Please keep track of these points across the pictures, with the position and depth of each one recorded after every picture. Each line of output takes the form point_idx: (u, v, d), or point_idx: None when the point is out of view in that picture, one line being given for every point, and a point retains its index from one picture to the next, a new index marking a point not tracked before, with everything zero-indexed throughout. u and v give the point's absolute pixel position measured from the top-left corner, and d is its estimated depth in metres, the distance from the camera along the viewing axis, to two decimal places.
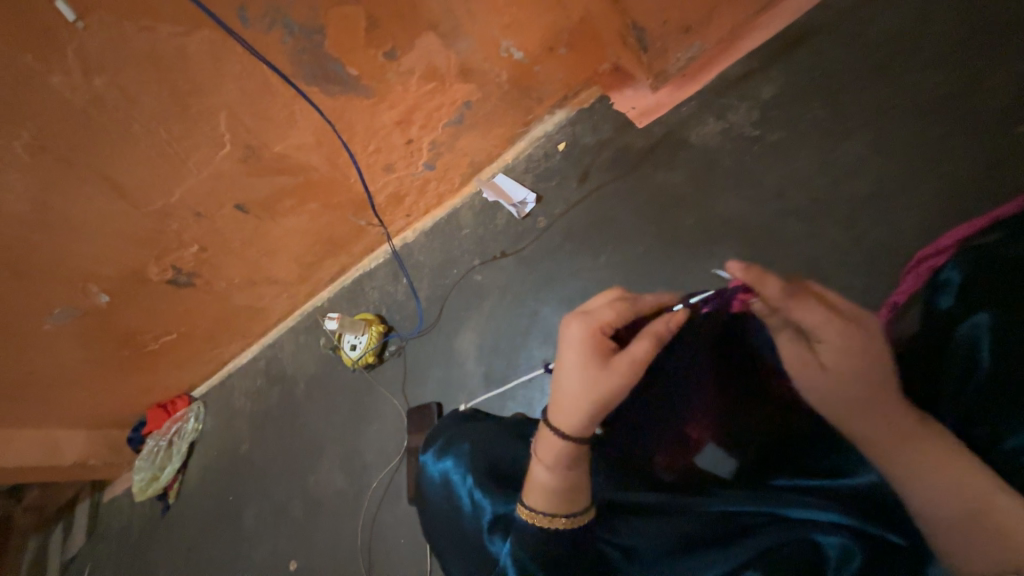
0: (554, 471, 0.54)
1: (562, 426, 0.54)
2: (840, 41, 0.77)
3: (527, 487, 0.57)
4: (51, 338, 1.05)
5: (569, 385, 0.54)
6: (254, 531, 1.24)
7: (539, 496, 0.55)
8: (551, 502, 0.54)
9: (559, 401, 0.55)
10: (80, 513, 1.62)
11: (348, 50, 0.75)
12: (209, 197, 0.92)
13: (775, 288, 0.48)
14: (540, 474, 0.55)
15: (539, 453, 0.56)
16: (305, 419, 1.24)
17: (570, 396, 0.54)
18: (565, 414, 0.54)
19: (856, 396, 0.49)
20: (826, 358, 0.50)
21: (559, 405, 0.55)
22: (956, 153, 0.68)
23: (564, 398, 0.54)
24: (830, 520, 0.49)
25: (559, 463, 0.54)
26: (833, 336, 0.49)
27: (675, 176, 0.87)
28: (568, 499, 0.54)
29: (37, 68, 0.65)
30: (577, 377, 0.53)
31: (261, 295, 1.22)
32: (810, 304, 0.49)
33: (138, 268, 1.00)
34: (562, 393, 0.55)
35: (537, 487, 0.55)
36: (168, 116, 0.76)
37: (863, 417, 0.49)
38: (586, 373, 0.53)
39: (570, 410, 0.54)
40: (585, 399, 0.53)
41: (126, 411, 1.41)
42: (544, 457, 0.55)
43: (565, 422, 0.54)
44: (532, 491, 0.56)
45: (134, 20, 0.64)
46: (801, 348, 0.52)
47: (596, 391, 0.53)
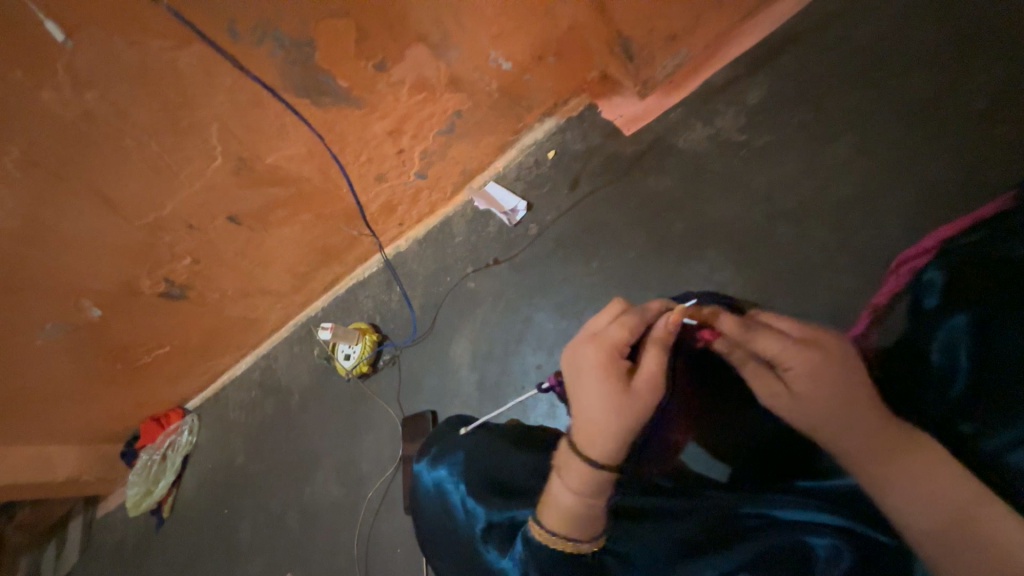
0: (580, 496, 0.52)
1: (590, 452, 0.52)
2: (823, 47, 0.78)
3: (543, 509, 0.55)
4: (43, 353, 1.04)
5: (595, 410, 0.53)
6: (249, 545, 1.23)
7: (559, 519, 0.53)
8: (573, 527, 0.53)
9: (583, 427, 0.53)
10: (72, 530, 1.60)
11: (339, 62, 0.76)
12: (201, 210, 0.92)
13: (728, 325, 0.53)
14: (564, 499, 0.53)
15: (563, 479, 0.54)
16: (300, 430, 1.23)
17: (594, 420, 0.52)
18: (591, 441, 0.52)
19: (821, 414, 0.49)
20: (794, 385, 0.50)
21: (582, 430, 0.53)
22: (936, 155, 0.69)
23: (588, 423, 0.53)
24: (821, 521, 0.50)
25: (585, 489, 0.52)
26: (797, 363, 0.49)
27: (664, 181, 0.88)
28: (590, 523, 0.53)
29: (27, 84, 0.65)
30: (600, 401, 0.52)
31: (255, 306, 1.22)
32: (767, 333, 0.51)
33: (131, 281, 1.00)
34: (586, 418, 0.53)
35: (558, 512, 0.53)
36: (159, 130, 0.76)
37: (852, 431, 0.48)
38: (611, 395, 0.52)
39: (599, 436, 0.52)
40: (612, 423, 0.52)
41: (118, 425, 1.40)
42: (570, 483, 0.53)
43: (591, 447, 0.52)
44: (552, 515, 0.54)
45: (124, 35, 0.64)
46: (769, 378, 0.52)
47: (621, 413, 0.52)
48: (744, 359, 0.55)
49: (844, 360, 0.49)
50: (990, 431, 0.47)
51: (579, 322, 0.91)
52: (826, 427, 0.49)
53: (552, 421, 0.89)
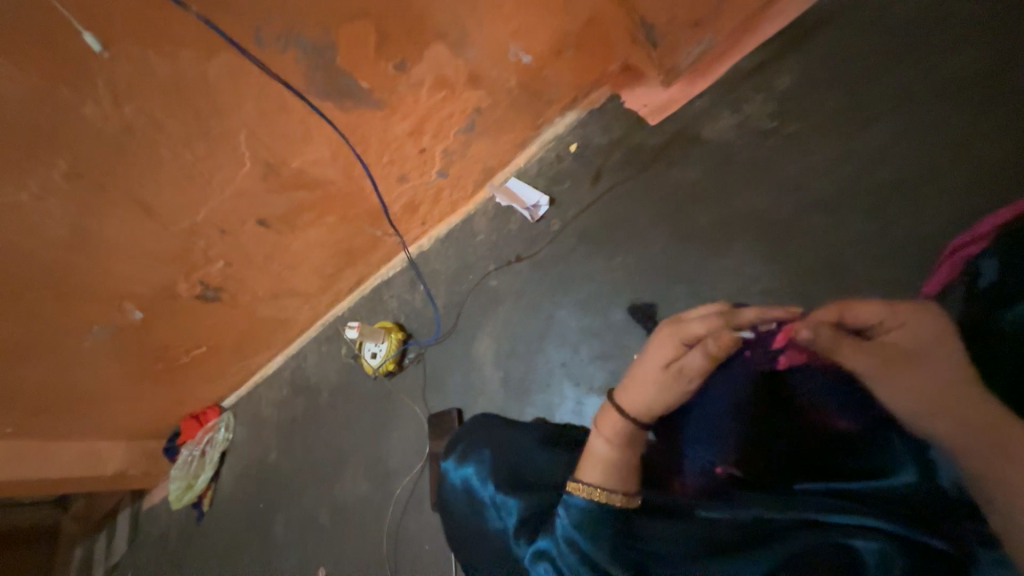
0: (613, 445, 0.57)
1: (618, 401, 0.58)
2: (859, 26, 0.74)
3: (583, 464, 0.58)
4: (90, 354, 1.10)
5: (638, 371, 0.58)
6: (283, 538, 1.27)
7: (596, 470, 0.56)
8: (609, 478, 0.55)
9: (625, 378, 0.59)
10: (120, 522, 1.69)
11: (360, 65, 0.77)
12: (232, 214, 0.95)
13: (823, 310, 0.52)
14: (599, 448, 0.57)
15: (598, 427, 0.59)
16: (330, 428, 1.26)
17: (636, 378, 0.58)
18: (631, 399, 0.57)
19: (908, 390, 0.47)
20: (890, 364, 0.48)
21: (630, 386, 0.58)
22: (986, 134, 0.64)
23: (630, 378, 0.58)
24: (864, 524, 0.47)
25: (619, 439, 0.57)
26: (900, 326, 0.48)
27: (689, 172, 0.85)
28: (624, 475, 0.56)
29: (71, 99, 0.69)
30: (645, 368, 0.57)
31: (285, 307, 1.25)
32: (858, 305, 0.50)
33: (169, 285, 1.04)
34: (630, 373, 0.59)
35: (597, 461, 0.57)
36: (191, 138, 0.79)
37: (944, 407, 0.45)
38: (656, 368, 0.56)
39: (630, 392, 0.57)
40: (646, 388, 0.56)
41: (160, 423, 1.47)
42: (604, 431, 0.58)
43: (630, 404, 0.57)
44: (589, 466, 0.57)
45: (157, 49, 0.66)
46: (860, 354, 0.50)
47: (652, 387, 0.56)
48: (833, 344, 0.51)
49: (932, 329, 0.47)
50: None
51: (604, 318, 0.89)
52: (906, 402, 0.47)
53: (578, 419, 0.88)
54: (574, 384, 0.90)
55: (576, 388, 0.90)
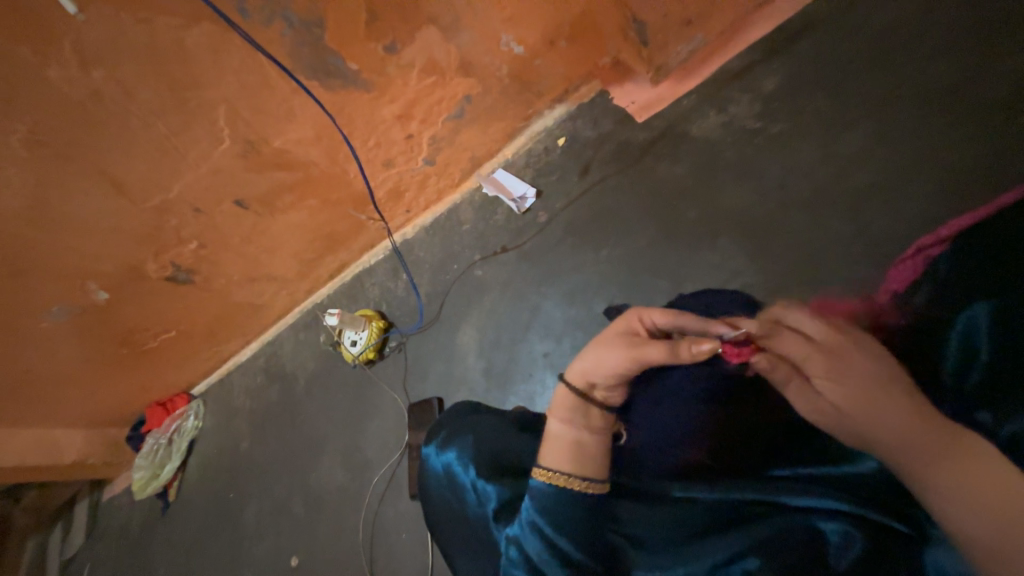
0: (568, 426, 0.58)
1: (573, 380, 0.59)
2: (842, 33, 0.77)
3: (544, 449, 0.59)
4: (48, 336, 1.05)
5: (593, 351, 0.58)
6: (254, 528, 1.24)
7: (552, 452, 0.58)
8: (559, 457, 0.57)
9: (582, 359, 0.59)
10: (78, 514, 1.62)
11: (348, 43, 0.74)
12: (208, 193, 0.91)
13: (795, 346, 0.51)
14: (555, 428, 0.59)
15: (555, 409, 0.60)
16: (306, 416, 1.24)
17: (590, 359, 0.58)
18: (582, 376, 0.58)
19: (881, 424, 0.46)
20: (838, 403, 0.49)
21: (581, 361, 0.59)
22: (955, 142, 0.68)
23: (585, 359, 0.59)
24: (831, 506, 0.48)
25: (574, 419, 0.58)
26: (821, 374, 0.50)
27: (676, 169, 0.87)
28: (579, 459, 0.56)
29: (35, 61, 0.64)
30: (600, 349, 0.58)
31: (261, 292, 1.22)
32: (794, 339, 0.51)
33: (137, 265, 0.99)
34: (586, 354, 0.59)
35: (550, 441, 0.58)
36: (166, 110, 0.75)
37: (875, 425, 0.47)
38: (608, 349, 0.57)
39: (582, 369, 0.59)
40: (600, 369, 0.57)
41: (123, 410, 1.41)
42: (558, 412, 0.59)
43: (579, 377, 0.59)
44: (548, 449, 0.58)
45: (131, 13, 0.63)
46: (803, 390, 0.52)
47: (605, 366, 0.57)
48: (784, 378, 0.53)
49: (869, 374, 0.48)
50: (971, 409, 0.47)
51: (588, 310, 0.90)
52: (852, 420, 0.48)
53: None
54: (556, 375, 0.91)
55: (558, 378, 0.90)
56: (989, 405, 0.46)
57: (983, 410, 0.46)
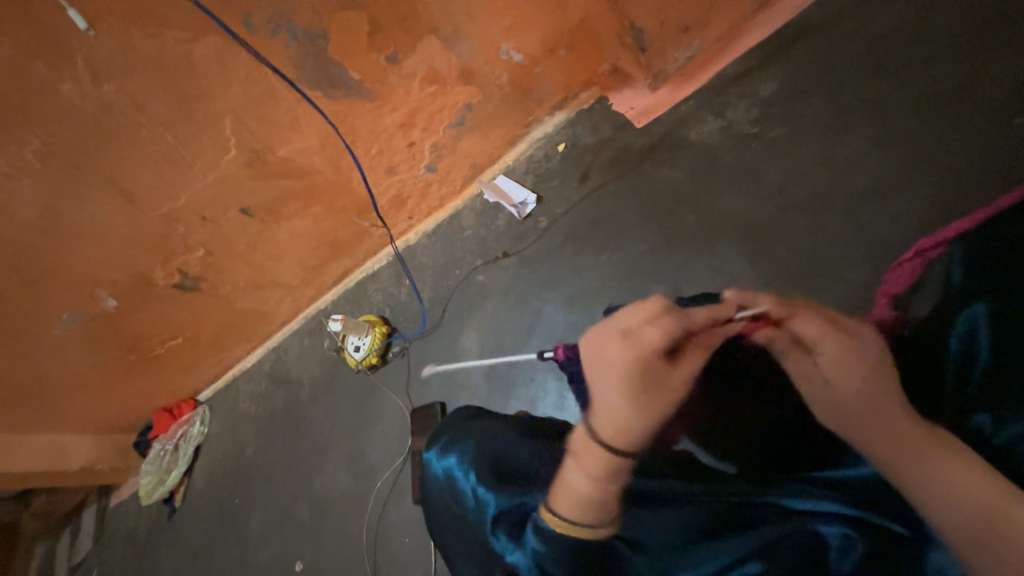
0: (599, 484, 0.50)
1: (609, 440, 0.50)
2: (838, 38, 0.78)
3: (564, 504, 0.51)
4: (59, 343, 1.06)
5: (627, 393, 0.50)
6: (259, 533, 1.25)
7: (579, 509, 0.51)
8: (586, 513, 0.51)
9: (618, 411, 0.50)
10: (85, 519, 1.63)
11: (351, 55, 0.76)
12: (215, 202, 0.93)
13: (812, 329, 0.50)
14: (581, 486, 0.51)
15: (579, 468, 0.51)
16: (310, 421, 1.25)
17: (631, 406, 0.50)
18: (615, 431, 0.50)
19: (862, 407, 0.48)
20: (827, 373, 0.50)
21: (615, 413, 0.50)
22: (952, 144, 0.68)
23: (623, 409, 0.50)
24: (836, 512, 0.48)
25: (606, 476, 0.50)
26: (832, 352, 0.50)
27: (675, 173, 0.87)
28: (610, 509, 0.51)
29: (49, 75, 0.67)
30: (634, 392, 0.50)
31: (266, 299, 1.23)
32: (810, 319, 0.50)
33: (146, 273, 1.01)
34: (613, 399, 0.51)
35: (572, 494, 0.51)
36: (174, 122, 0.77)
37: (875, 430, 0.47)
38: (642, 386, 0.50)
39: (619, 421, 0.50)
40: (641, 413, 0.50)
41: (131, 416, 1.42)
42: (586, 470, 0.51)
43: (616, 437, 0.50)
44: (571, 506, 0.51)
45: (141, 28, 0.65)
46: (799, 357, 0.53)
47: (650, 406, 0.50)
48: (784, 350, 0.54)
49: (874, 353, 0.50)
50: (970, 410, 0.48)
51: (589, 314, 0.91)
52: (860, 434, 0.48)
53: (561, 413, 0.90)
54: (557, 379, 0.92)
55: (560, 382, 0.91)
56: (987, 407, 0.46)
57: (982, 412, 0.47)
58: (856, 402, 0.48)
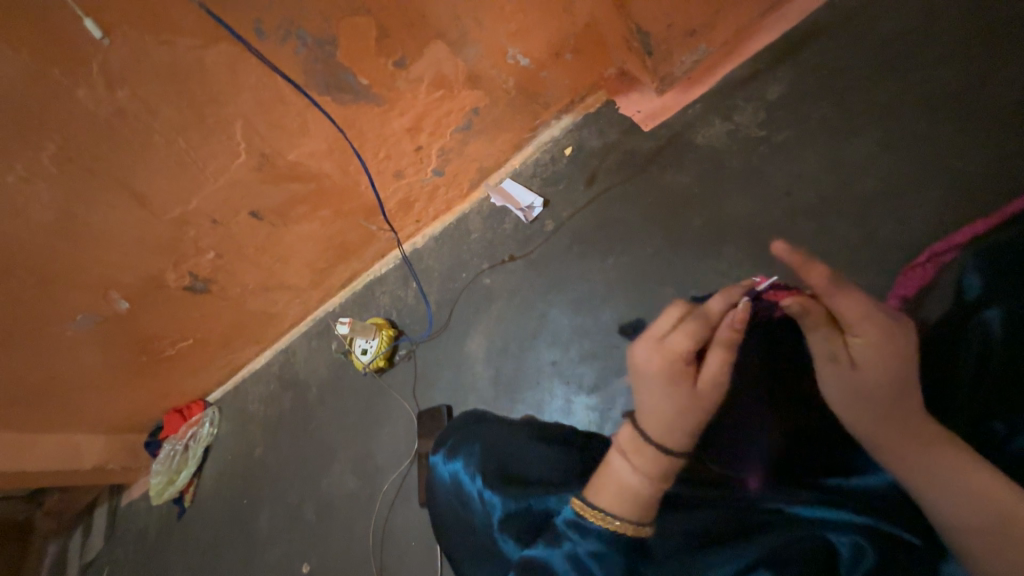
0: (652, 481, 0.50)
1: (660, 440, 0.50)
2: (847, 40, 0.77)
3: (615, 502, 0.50)
4: (73, 344, 1.08)
5: (669, 400, 0.51)
6: (267, 533, 1.26)
7: (631, 506, 0.50)
8: (643, 511, 0.50)
9: (664, 414, 0.51)
10: (97, 518, 1.65)
11: (360, 60, 0.77)
12: (226, 205, 0.95)
13: (852, 307, 0.46)
14: (634, 483, 0.50)
15: (632, 466, 0.51)
16: (318, 423, 1.25)
17: (675, 409, 0.50)
18: (661, 432, 0.50)
19: (883, 400, 0.47)
20: (860, 358, 0.47)
21: (662, 416, 0.51)
22: (965, 147, 0.67)
23: (669, 413, 0.51)
24: (843, 519, 0.49)
25: (657, 474, 0.50)
26: (868, 333, 0.46)
27: (683, 177, 0.87)
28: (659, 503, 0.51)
29: (65, 81, 0.68)
30: (675, 395, 0.51)
31: (275, 301, 1.24)
32: (851, 295, 0.46)
33: (157, 275, 1.03)
34: (658, 405, 0.51)
35: (625, 493, 0.51)
36: (186, 127, 0.79)
37: (886, 425, 0.47)
38: (681, 388, 0.51)
39: (667, 424, 0.50)
40: (685, 412, 0.50)
41: (142, 416, 1.44)
42: (641, 469, 0.51)
43: (667, 437, 0.50)
44: (623, 503, 0.50)
45: (155, 35, 0.66)
46: (829, 339, 0.49)
47: (694, 405, 0.50)
48: (814, 323, 0.50)
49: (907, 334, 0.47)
50: (985, 417, 0.47)
51: (596, 318, 0.90)
52: (871, 430, 0.48)
53: (568, 417, 0.89)
54: (564, 383, 0.91)
55: (566, 386, 0.91)
56: (1003, 414, 0.46)
57: (998, 419, 0.46)
58: (881, 394, 0.46)
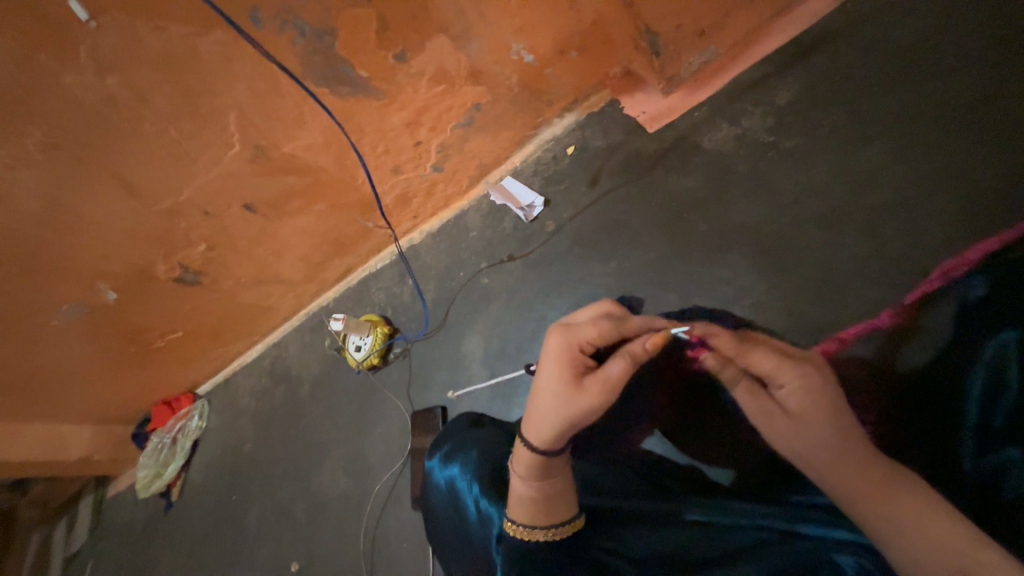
0: (526, 481, 0.55)
1: (529, 433, 0.55)
2: (859, 46, 0.76)
3: (511, 502, 0.57)
4: (58, 334, 1.06)
5: (545, 394, 0.55)
6: (256, 531, 1.24)
7: (519, 508, 0.56)
8: (529, 513, 0.55)
9: (537, 407, 0.55)
10: (82, 508, 1.63)
11: (360, 52, 0.75)
12: (219, 197, 0.92)
13: (765, 361, 0.51)
14: (518, 486, 0.56)
15: (516, 466, 0.57)
16: (309, 420, 1.24)
17: (544, 403, 0.54)
18: (537, 421, 0.55)
19: (823, 438, 0.49)
20: (787, 403, 0.51)
21: (533, 411, 0.56)
22: (977, 161, 0.66)
23: (539, 407, 0.55)
24: (844, 537, 0.50)
25: (530, 475, 0.55)
26: (791, 381, 0.50)
27: (687, 181, 0.86)
28: (544, 509, 0.54)
29: (51, 66, 0.65)
30: (552, 392, 0.54)
31: (268, 295, 1.22)
32: (763, 352, 0.52)
33: (147, 266, 1.00)
34: (537, 398, 0.56)
35: (518, 500, 0.56)
36: (179, 116, 0.76)
37: (839, 461, 0.48)
38: (561, 386, 0.54)
39: (538, 418, 0.54)
40: (556, 410, 0.53)
41: (130, 407, 1.42)
42: (518, 470, 0.56)
43: (537, 434, 0.54)
44: (514, 505, 0.56)
45: (146, 20, 0.64)
46: (763, 397, 0.53)
47: (569, 407, 0.53)
48: (734, 379, 0.55)
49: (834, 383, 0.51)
50: (999, 443, 0.48)
51: None
52: (810, 454, 0.50)
53: None
54: None
55: None
56: (1015, 440, 0.46)
57: (1009, 447, 0.46)
58: (820, 441, 0.49)
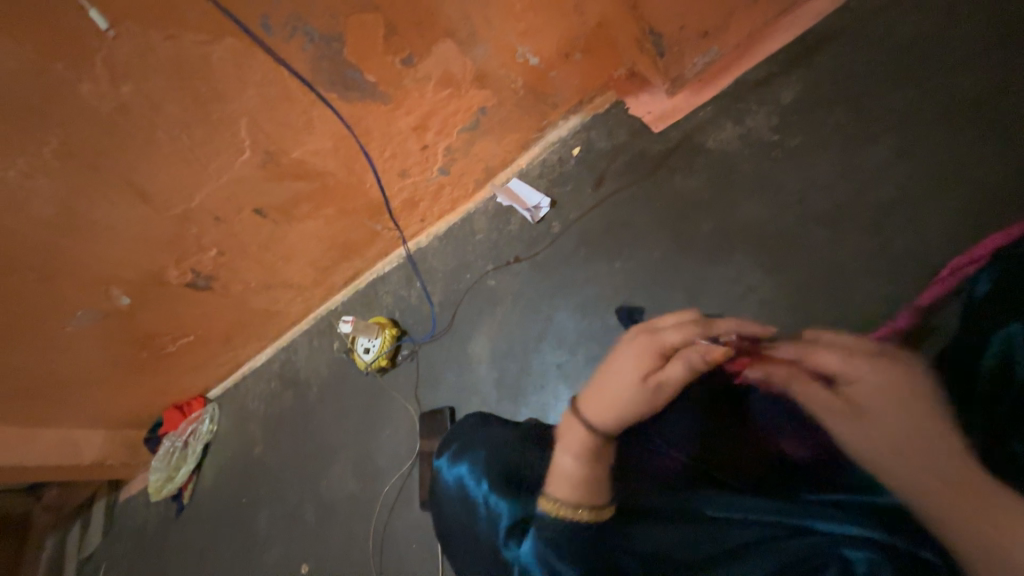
0: (579, 461, 0.58)
1: (590, 418, 0.60)
2: (864, 43, 0.76)
3: (551, 479, 0.58)
4: (73, 339, 1.07)
5: (615, 388, 0.60)
6: (266, 534, 1.25)
7: (562, 485, 0.57)
8: (575, 492, 0.56)
9: (603, 397, 0.60)
10: (95, 512, 1.65)
11: (366, 57, 0.76)
12: (230, 202, 0.93)
13: (831, 358, 0.55)
14: (565, 463, 0.59)
15: (567, 446, 0.60)
16: (318, 422, 1.25)
17: (613, 395, 0.59)
18: (601, 408, 0.59)
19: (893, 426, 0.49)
20: (857, 398, 0.52)
21: (599, 398, 0.60)
22: (986, 156, 0.66)
23: (607, 398, 0.60)
24: (849, 532, 0.49)
25: (585, 454, 0.58)
26: (865, 376, 0.52)
27: (692, 181, 0.86)
28: (591, 489, 0.56)
29: (68, 75, 0.67)
30: (622, 386, 0.59)
31: (277, 299, 1.23)
32: (829, 350, 0.56)
33: (159, 272, 1.02)
34: (606, 390, 0.60)
35: (563, 476, 0.58)
36: (191, 122, 0.77)
37: (908, 451, 0.48)
38: (632, 383, 0.59)
39: (603, 408, 0.59)
40: (623, 403, 0.59)
41: (142, 412, 1.43)
42: (571, 449, 0.59)
43: (597, 419, 0.59)
44: (556, 481, 0.58)
45: (160, 29, 0.65)
46: (827, 392, 0.55)
47: (630, 403, 0.58)
48: (788, 380, 0.59)
49: (918, 380, 0.51)
50: (1007, 438, 0.46)
51: (602, 321, 0.89)
52: (869, 445, 0.50)
53: None
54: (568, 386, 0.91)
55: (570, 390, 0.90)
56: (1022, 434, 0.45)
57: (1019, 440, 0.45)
58: (891, 429, 0.49)
